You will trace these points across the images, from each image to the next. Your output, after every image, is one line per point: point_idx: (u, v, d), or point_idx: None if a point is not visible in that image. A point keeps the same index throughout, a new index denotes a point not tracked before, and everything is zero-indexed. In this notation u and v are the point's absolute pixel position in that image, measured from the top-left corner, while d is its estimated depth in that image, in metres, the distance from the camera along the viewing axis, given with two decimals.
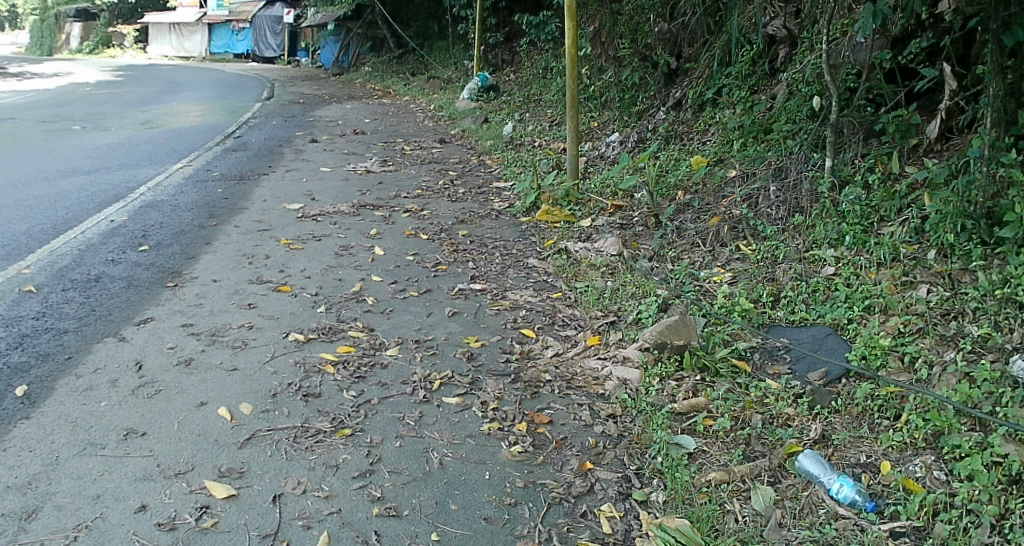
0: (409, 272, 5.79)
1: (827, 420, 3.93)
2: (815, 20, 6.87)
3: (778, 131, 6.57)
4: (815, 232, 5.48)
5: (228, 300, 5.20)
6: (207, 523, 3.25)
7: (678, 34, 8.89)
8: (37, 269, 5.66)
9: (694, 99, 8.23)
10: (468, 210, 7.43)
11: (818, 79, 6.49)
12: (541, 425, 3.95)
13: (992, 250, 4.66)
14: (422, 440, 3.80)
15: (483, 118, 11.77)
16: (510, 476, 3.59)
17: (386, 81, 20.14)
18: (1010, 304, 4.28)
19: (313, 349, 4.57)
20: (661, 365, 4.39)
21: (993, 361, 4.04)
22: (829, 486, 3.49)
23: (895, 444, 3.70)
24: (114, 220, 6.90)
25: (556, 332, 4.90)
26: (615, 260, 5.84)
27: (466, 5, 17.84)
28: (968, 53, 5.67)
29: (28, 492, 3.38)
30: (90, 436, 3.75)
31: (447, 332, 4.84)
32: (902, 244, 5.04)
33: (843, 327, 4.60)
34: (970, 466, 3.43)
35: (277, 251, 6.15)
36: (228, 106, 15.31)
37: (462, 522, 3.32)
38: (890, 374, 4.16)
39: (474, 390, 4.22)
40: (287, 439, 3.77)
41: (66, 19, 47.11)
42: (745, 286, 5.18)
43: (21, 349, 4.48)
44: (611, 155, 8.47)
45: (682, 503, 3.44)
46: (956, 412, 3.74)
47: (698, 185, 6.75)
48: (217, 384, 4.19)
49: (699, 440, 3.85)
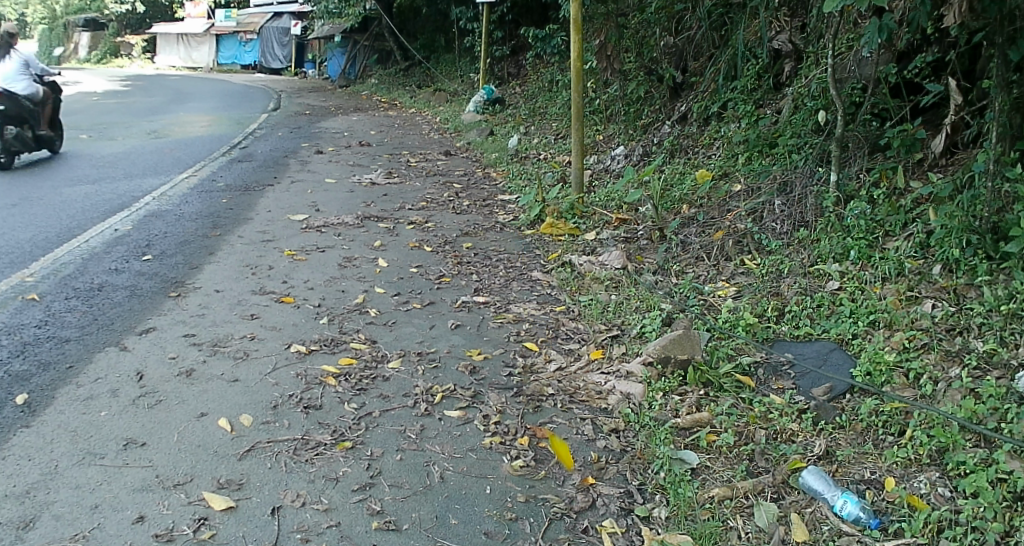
0: (413, 285, 5.77)
1: (831, 436, 3.90)
2: (820, 34, 6.91)
3: (783, 145, 6.61)
4: (821, 246, 5.43)
5: (231, 310, 5.20)
6: (205, 535, 3.23)
7: (684, 48, 9.02)
8: (41, 277, 5.68)
9: (699, 112, 8.30)
10: (472, 222, 7.44)
11: (824, 93, 6.53)
12: (543, 440, 3.93)
13: (997, 265, 4.66)
14: (423, 454, 3.78)
15: (489, 131, 11.82)
16: (511, 491, 3.57)
17: (393, 94, 20.25)
18: (1016, 320, 4.28)
19: (315, 361, 4.55)
20: (664, 380, 4.36)
21: (999, 378, 4.02)
22: (833, 503, 3.44)
23: (900, 460, 3.66)
24: (119, 229, 6.92)
25: (559, 345, 4.89)
26: (620, 273, 5.81)
27: (473, 18, 17.93)
28: (973, 68, 5.71)
29: (26, 501, 3.37)
30: (89, 445, 3.73)
31: (450, 345, 4.82)
32: (907, 258, 5.02)
33: (848, 343, 4.58)
34: (975, 483, 3.41)
35: (280, 262, 6.14)
36: (229, 114, 16.08)
37: (462, 537, 3.29)
38: (895, 390, 4.13)
39: (476, 403, 4.20)
40: (287, 451, 3.75)
41: (74, 28, 47.16)
42: (750, 301, 5.15)
43: (22, 357, 4.48)
44: (616, 168, 8.41)
45: (684, 520, 3.41)
46: (961, 428, 3.73)
47: (703, 198, 6.72)
48: (217, 395, 4.18)
49: (702, 455, 3.81)
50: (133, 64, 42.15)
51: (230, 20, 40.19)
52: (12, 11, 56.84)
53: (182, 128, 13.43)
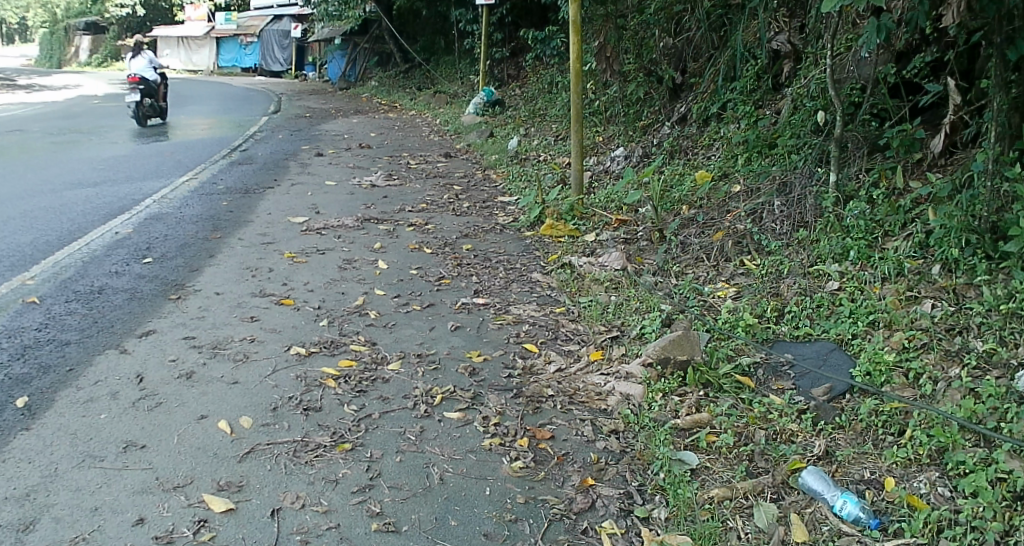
0: (413, 287, 5.77)
1: (831, 436, 3.90)
2: (819, 35, 6.92)
3: (782, 145, 6.61)
4: (820, 247, 5.44)
5: (230, 313, 5.20)
6: (205, 537, 3.23)
7: (683, 50, 9.03)
8: (41, 281, 5.68)
9: (698, 113, 8.31)
10: (472, 225, 7.43)
11: (823, 94, 6.54)
12: (543, 441, 3.93)
13: (997, 265, 4.66)
14: (423, 456, 3.78)
15: (489, 133, 11.82)
16: (510, 492, 3.57)
17: (393, 96, 20.25)
18: (1016, 319, 4.28)
19: (315, 364, 4.55)
20: (664, 380, 4.37)
21: (998, 378, 4.02)
22: (832, 503, 3.44)
23: (900, 460, 3.66)
24: (119, 231, 6.93)
25: (558, 347, 4.89)
26: (619, 275, 5.80)
27: (472, 20, 17.92)
28: (972, 68, 5.73)
29: (27, 504, 3.38)
30: (90, 448, 3.74)
31: (450, 347, 4.83)
32: (907, 258, 5.02)
33: (847, 343, 4.58)
34: (974, 483, 3.40)
35: (280, 265, 6.14)
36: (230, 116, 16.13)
37: (462, 538, 3.30)
38: (895, 390, 4.13)
39: (476, 405, 4.20)
40: (286, 453, 3.75)
41: (76, 33, 47.20)
42: (749, 302, 5.14)
43: (22, 361, 4.48)
44: (616, 170, 8.40)
45: (684, 520, 3.41)
46: (960, 428, 3.72)
47: (703, 200, 6.72)
48: (217, 397, 4.18)
49: (701, 456, 3.82)
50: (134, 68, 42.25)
51: (229, 23, 40.03)
52: (12, 17, 56.63)
53: (182, 130, 13.44)
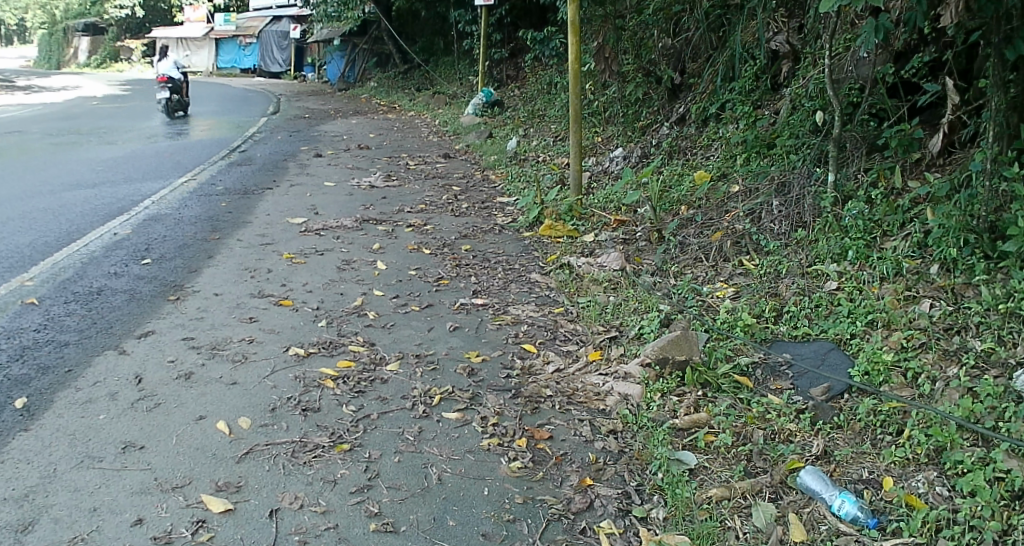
0: (411, 287, 5.77)
1: (829, 436, 3.90)
2: (817, 35, 6.92)
3: (781, 146, 6.61)
4: (818, 247, 5.45)
5: (229, 314, 5.20)
6: (203, 537, 3.23)
7: (682, 50, 9.04)
8: (40, 281, 5.68)
9: (697, 113, 8.31)
10: (470, 225, 7.43)
11: (822, 94, 6.54)
12: (541, 441, 3.93)
13: (995, 264, 4.67)
14: (421, 456, 3.78)
15: (488, 134, 11.83)
16: (509, 492, 3.57)
17: (392, 97, 20.25)
18: (1014, 318, 4.28)
19: (313, 364, 4.55)
20: (662, 381, 4.37)
21: (996, 377, 4.02)
22: (830, 503, 3.44)
23: (898, 460, 3.67)
24: (118, 232, 6.93)
25: (557, 347, 4.89)
26: (617, 275, 5.80)
27: (471, 21, 17.91)
28: (970, 67, 5.73)
29: (25, 504, 3.38)
30: (89, 448, 3.74)
31: (448, 347, 4.83)
32: (905, 258, 5.02)
33: (845, 343, 4.58)
34: (972, 482, 3.40)
35: (279, 265, 6.14)
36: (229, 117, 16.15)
37: (460, 538, 3.30)
38: (893, 389, 4.13)
39: (475, 405, 4.21)
40: (284, 454, 3.75)
41: (76, 34, 47.23)
42: (748, 302, 5.14)
43: (21, 362, 4.49)
44: (615, 170, 8.40)
45: (682, 520, 3.41)
46: (958, 427, 3.72)
47: (701, 200, 6.72)
48: (216, 397, 4.19)
49: (699, 456, 3.82)
50: (133, 68, 42.27)
51: (228, 24, 39.81)
52: (12, 17, 56.65)
53: (182, 131, 13.42)
